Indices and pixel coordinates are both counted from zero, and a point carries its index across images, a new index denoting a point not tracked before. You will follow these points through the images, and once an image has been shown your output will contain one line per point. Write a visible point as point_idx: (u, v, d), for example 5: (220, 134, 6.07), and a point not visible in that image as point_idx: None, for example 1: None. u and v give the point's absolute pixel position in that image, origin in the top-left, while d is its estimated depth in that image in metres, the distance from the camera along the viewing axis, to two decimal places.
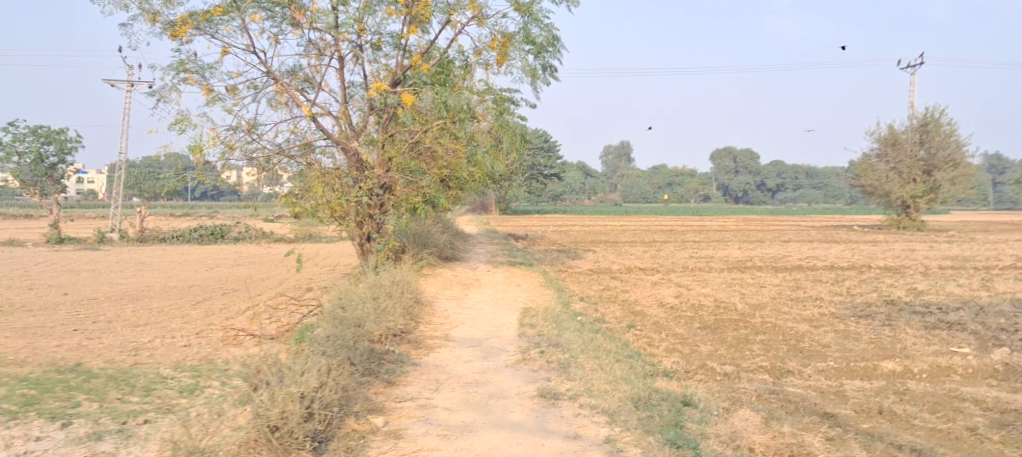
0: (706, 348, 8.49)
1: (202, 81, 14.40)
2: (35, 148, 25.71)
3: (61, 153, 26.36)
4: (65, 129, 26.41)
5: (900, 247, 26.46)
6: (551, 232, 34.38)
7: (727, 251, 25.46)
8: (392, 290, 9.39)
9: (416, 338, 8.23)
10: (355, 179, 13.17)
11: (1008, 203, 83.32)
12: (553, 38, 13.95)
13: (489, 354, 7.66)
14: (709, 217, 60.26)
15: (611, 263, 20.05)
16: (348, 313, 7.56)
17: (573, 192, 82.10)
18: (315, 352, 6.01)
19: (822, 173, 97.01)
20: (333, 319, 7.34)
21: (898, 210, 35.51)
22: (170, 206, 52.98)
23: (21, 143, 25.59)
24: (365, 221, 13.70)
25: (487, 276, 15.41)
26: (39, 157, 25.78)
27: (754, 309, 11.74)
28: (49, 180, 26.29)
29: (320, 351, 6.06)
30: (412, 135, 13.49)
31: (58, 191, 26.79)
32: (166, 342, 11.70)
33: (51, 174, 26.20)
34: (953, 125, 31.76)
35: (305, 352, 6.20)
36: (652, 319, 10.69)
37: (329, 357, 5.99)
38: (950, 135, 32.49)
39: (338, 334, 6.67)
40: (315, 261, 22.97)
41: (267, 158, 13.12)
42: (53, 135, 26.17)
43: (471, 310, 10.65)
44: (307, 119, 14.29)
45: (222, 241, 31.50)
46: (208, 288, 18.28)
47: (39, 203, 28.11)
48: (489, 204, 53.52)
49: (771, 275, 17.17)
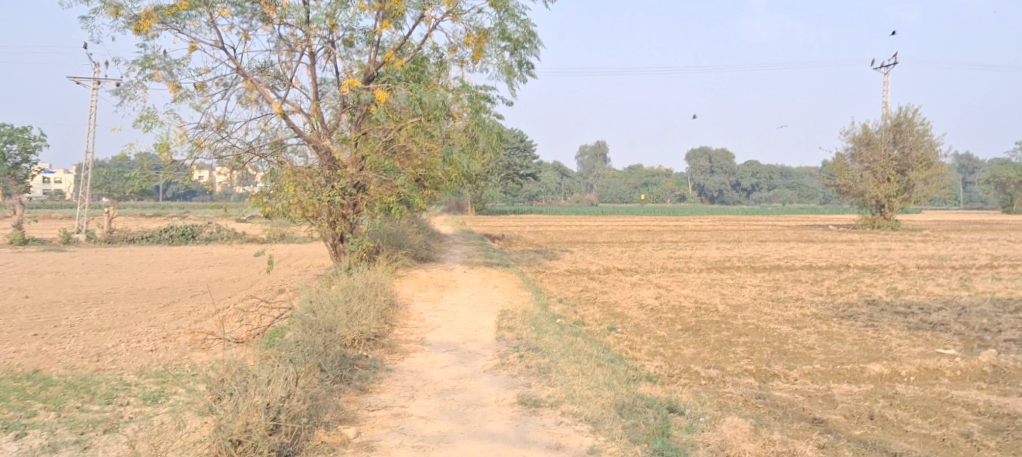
0: (689, 351, 8.29)
1: (169, 78, 13.94)
2: None
3: (26, 153, 25.59)
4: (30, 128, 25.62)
5: (875, 247, 26.64)
6: (528, 233, 34.15)
7: (705, 251, 25.43)
8: (366, 292, 9.07)
9: (390, 342, 7.92)
10: (327, 179, 12.84)
11: (977, 203, 84.91)
12: (529, 35, 13.73)
13: (467, 359, 7.39)
14: (685, 217, 60.49)
15: (589, 264, 19.87)
16: (319, 316, 7.24)
17: (549, 192, 82.07)
18: (283, 359, 5.68)
19: (796, 173, 98.01)
20: (303, 323, 7.00)
21: (872, 209, 35.83)
22: (140, 207, 51.87)
23: None
24: (338, 221, 13.39)
25: (464, 277, 15.12)
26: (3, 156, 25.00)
27: (736, 310, 11.60)
28: (13, 180, 25.45)
29: (288, 358, 5.72)
30: (386, 133, 13.21)
31: (22, 191, 26.00)
32: (130, 347, 11.26)
33: (16, 173, 25.40)
34: (926, 126, 32.06)
35: (272, 358, 5.86)
36: (632, 321, 10.49)
37: (297, 364, 5.66)
38: (922, 135, 32.81)
39: (307, 340, 6.34)
40: (288, 262, 22.49)
41: (236, 156, 12.72)
42: (17, 134, 25.42)
43: (448, 312, 10.37)
44: (278, 117, 13.91)
45: (193, 242, 30.81)
46: (177, 290, 17.77)
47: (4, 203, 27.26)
48: (466, 204, 53.20)
49: (750, 276, 17.11)
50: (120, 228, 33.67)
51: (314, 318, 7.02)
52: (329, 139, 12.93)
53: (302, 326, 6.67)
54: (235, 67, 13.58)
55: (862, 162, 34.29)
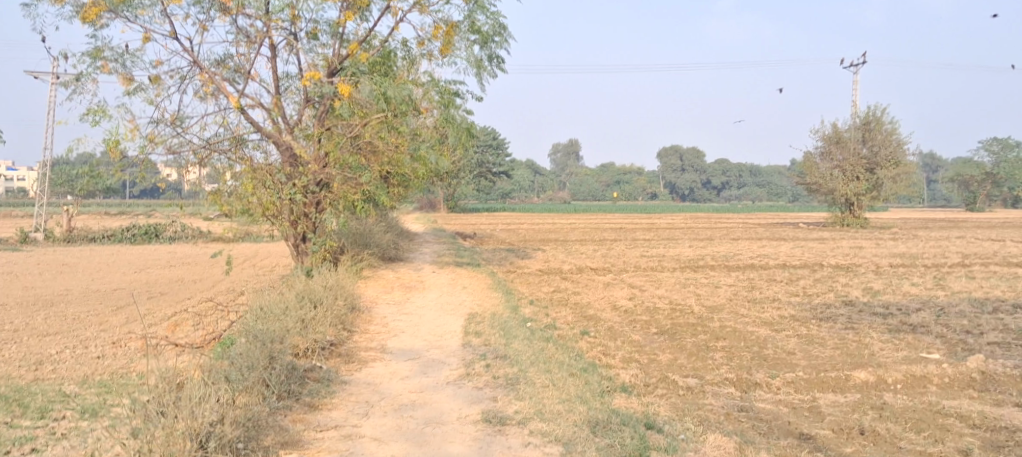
0: (665, 357, 7.88)
1: (120, 70, 13.13)
2: None
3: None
4: None
5: (845, 244, 26.67)
6: (500, 231, 33.68)
7: (678, 249, 25.19)
8: (324, 297, 8.51)
9: (348, 350, 7.38)
10: (288, 176, 12.26)
11: (941, 201, 86.52)
12: (499, 27, 13.23)
13: (429, 368, 6.88)
14: (656, 215, 60.49)
15: (561, 263, 19.46)
16: (268, 325, 6.69)
17: (521, 190, 81.75)
18: (218, 377, 5.19)
19: (766, 171, 98.91)
20: (249, 332, 6.43)
21: (841, 207, 36.01)
22: (102, 205, 50.37)
23: None
24: (300, 221, 12.74)
25: (432, 277, 14.57)
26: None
27: (712, 312, 11.25)
28: None
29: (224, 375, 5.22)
30: (351, 128, 12.43)
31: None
32: (75, 352, 10.53)
33: None
34: (895, 125, 32.18)
35: (208, 375, 5.35)
36: (606, 324, 10.06)
37: (235, 382, 5.14)
38: (892, 133, 32.92)
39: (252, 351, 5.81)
40: (252, 262, 21.71)
41: (192, 153, 12.00)
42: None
43: (412, 316, 9.84)
44: (236, 111, 13.22)
45: (155, 240, 29.81)
46: (132, 291, 16.95)
47: None
48: (438, 202, 52.59)
49: (724, 275, 16.85)
50: (78, 226, 32.48)
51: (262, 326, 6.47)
52: (291, 134, 12.31)
53: (248, 334, 6.14)
54: (190, 58, 12.84)
55: (831, 160, 34.37)
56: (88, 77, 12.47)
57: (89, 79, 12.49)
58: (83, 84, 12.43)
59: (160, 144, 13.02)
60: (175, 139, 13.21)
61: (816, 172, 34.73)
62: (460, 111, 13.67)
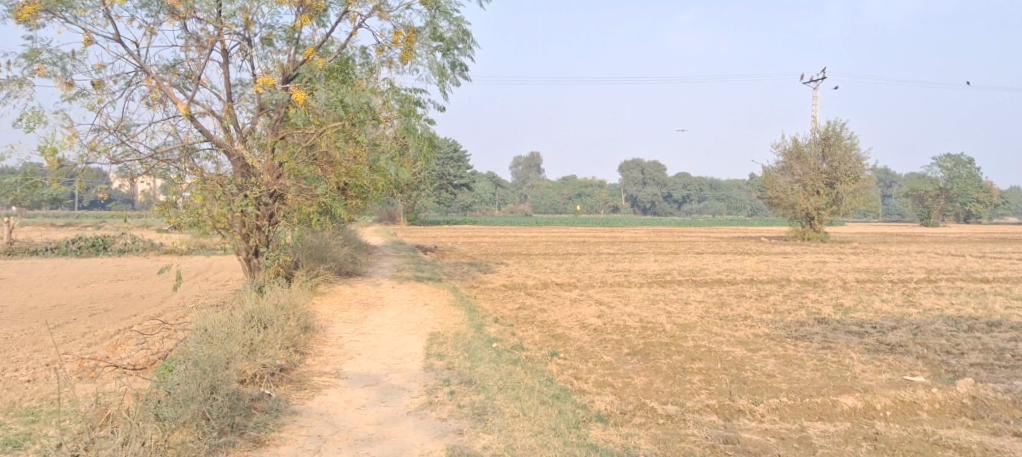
0: (640, 381, 7.45)
1: (59, 74, 12.28)
2: None
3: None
4: None
5: (808, 259, 26.77)
6: (462, 244, 33.09)
7: (643, 264, 24.95)
8: (275, 317, 7.89)
9: (299, 376, 6.78)
10: (239, 187, 11.47)
11: (894, 216, 88.61)
12: (463, 33, 12.77)
13: (389, 395, 6.31)
14: (618, 229, 60.58)
15: (526, 278, 19.00)
16: (209, 349, 6.04)
17: (483, 203, 81.29)
18: (146, 414, 4.55)
19: (725, 185, 100.23)
20: (188, 358, 5.79)
21: (802, 221, 36.33)
22: (49, 216, 48.46)
23: None
24: (251, 234, 12.00)
25: (392, 294, 13.94)
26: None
27: (684, 331, 10.89)
28: None
29: (152, 412, 4.58)
30: (306, 137, 11.92)
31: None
32: (2, 375, 9.68)
33: None
34: (854, 140, 32.59)
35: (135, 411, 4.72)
36: (575, 344, 9.61)
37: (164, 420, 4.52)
38: (851, 149, 33.34)
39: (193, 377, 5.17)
40: (204, 276, 20.79)
41: (138, 162, 11.24)
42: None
43: (370, 336, 9.26)
44: (186, 119, 12.48)
45: (103, 253, 28.52)
46: (72, 308, 15.94)
47: None
48: (399, 214, 51.81)
49: (692, 291, 16.57)
50: (19, 238, 30.96)
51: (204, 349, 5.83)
52: (243, 144, 11.62)
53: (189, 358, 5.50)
54: (136, 63, 12.07)
55: (792, 175, 34.69)
56: (22, 80, 11.60)
57: (25, 83, 11.62)
58: (18, 88, 11.56)
59: (103, 153, 12.21)
60: (120, 148, 12.41)
61: (777, 187, 35.00)
62: (421, 120, 13.08)
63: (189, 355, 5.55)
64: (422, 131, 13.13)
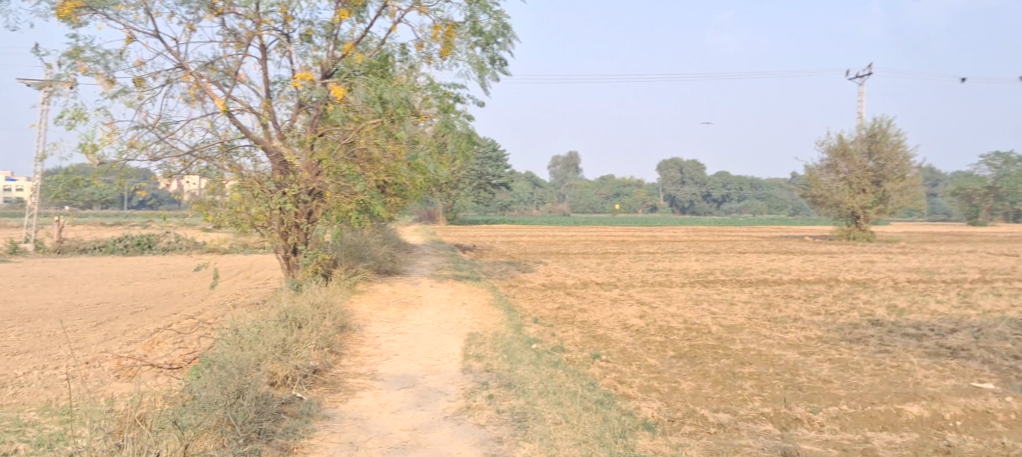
0: (687, 387, 7.11)
1: (100, 71, 12.37)
2: None
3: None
4: None
5: (855, 259, 25.88)
6: (500, 243, 32.91)
7: (684, 263, 24.38)
8: (310, 317, 7.72)
9: (335, 377, 6.60)
10: (277, 185, 11.38)
11: (943, 214, 85.78)
12: (502, 27, 12.50)
13: (425, 399, 6.07)
14: (657, 228, 59.80)
15: (565, 277, 18.66)
16: (239, 351, 5.86)
17: (520, 202, 81.12)
18: (167, 421, 4.36)
19: (765, 184, 98.21)
20: (216, 360, 5.61)
21: (847, 220, 35.23)
22: (100, 215, 49.91)
23: None
24: (290, 232, 11.90)
25: (430, 293, 13.74)
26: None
27: (731, 332, 10.45)
28: None
29: (174, 419, 4.39)
30: (345, 134, 11.79)
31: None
32: (44, 373, 9.76)
33: None
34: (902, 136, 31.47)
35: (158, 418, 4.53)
36: (618, 346, 9.27)
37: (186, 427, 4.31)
38: (898, 145, 32.20)
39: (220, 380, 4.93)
40: (245, 275, 20.96)
41: (177, 159, 11.26)
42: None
43: (408, 336, 9.06)
44: (224, 116, 12.47)
45: (148, 251, 29.04)
46: (116, 306, 16.16)
47: None
48: (437, 214, 51.90)
49: (736, 291, 16.05)
50: (69, 237, 31.76)
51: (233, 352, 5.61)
52: (282, 141, 11.54)
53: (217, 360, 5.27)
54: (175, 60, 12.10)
55: (837, 173, 33.67)
56: (64, 78, 11.71)
57: (66, 81, 11.73)
58: (59, 86, 11.67)
59: (142, 150, 12.29)
60: (159, 145, 12.47)
61: (822, 184, 33.98)
62: (460, 116, 12.85)
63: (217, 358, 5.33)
64: (461, 128, 12.89)
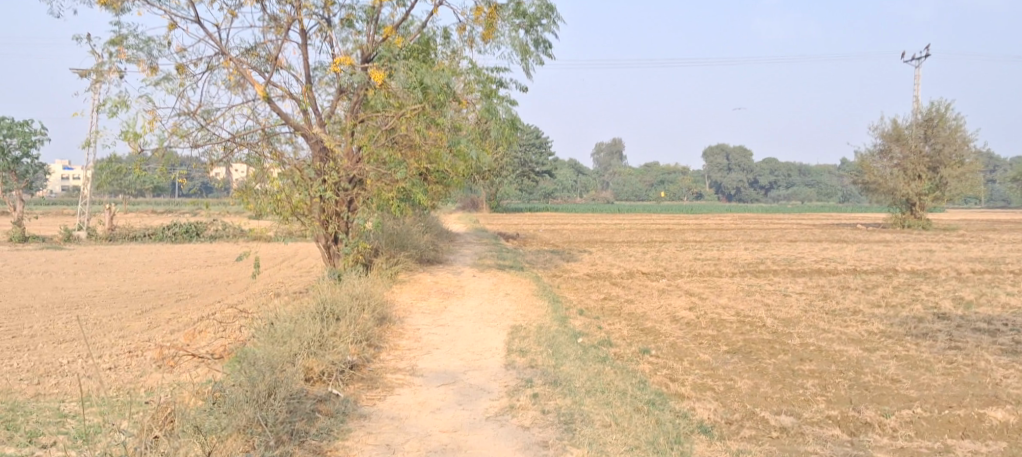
0: (744, 386, 6.70)
1: (144, 59, 12.42)
2: None
3: (25, 147, 25.60)
4: (30, 121, 25.50)
5: (913, 248, 24.78)
6: (543, 232, 32.58)
7: (733, 252, 23.64)
8: (348, 308, 7.51)
9: (373, 372, 6.36)
10: (317, 172, 11.25)
11: (1002, 202, 82.26)
12: (547, 9, 12.10)
13: (467, 397, 5.78)
14: (703, 216, 58.67)
15: (610, 267, 18.21)
16: (270, 348, 5.66)
17: (564, 190, 80.56)
18: (189, 427, 4.17)
19: (814, 170, 95.60)
20: (247, 358, 5.43)
21: (902, 208, 33.88)
22: (153, 204, 51.13)
23: None
24: (331, 220, 11.75)
25: (473, 282, 13.49)
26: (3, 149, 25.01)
27: (787, 326, 9.92)
28: (13, 175, 25.59)
29: (196, 426, 4.20)
30: (387, 120, 11.62)
31: (21, 187, 26.05)
32: (89, 364, 9.84)
33: (13, 168, 25.36)
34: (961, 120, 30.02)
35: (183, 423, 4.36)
36: (668, 340, 8.85)
37: (205, 436, 4.13)
38: (957, 130, 30.72)
39: (249, 379, 4.76)
40: (290, 263, 21.05)
41: (219, 146, 11.17)
42: (17, 128, 25.44)
43: (449, 328, 8.80)
44: (265, 103, 12.38)
45: (196, 239, 29.51)
46: (163, 294, 16.34)
47: (4, 199, 26.89)
48: (480, 202, 51.79)
49: (789, 281, 15.40)
50: (122, 225, 32.46)
51: (265, 350, 5.46)
52: (322, 128, 11.39)
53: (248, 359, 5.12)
54: (217, 46, 12.04)
55: (891, 159, 32.35)
56: (109, 66, 11.77)
57: (110, 69, 11.79)
58: (103, 73, 11.71)
59: (184, 137, 12.28)
60: (201, 133, 12.47)
61: (875, 171, 32.68)
62: (503, 101, 12.54)
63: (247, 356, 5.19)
64: (504, 113, 12.59)
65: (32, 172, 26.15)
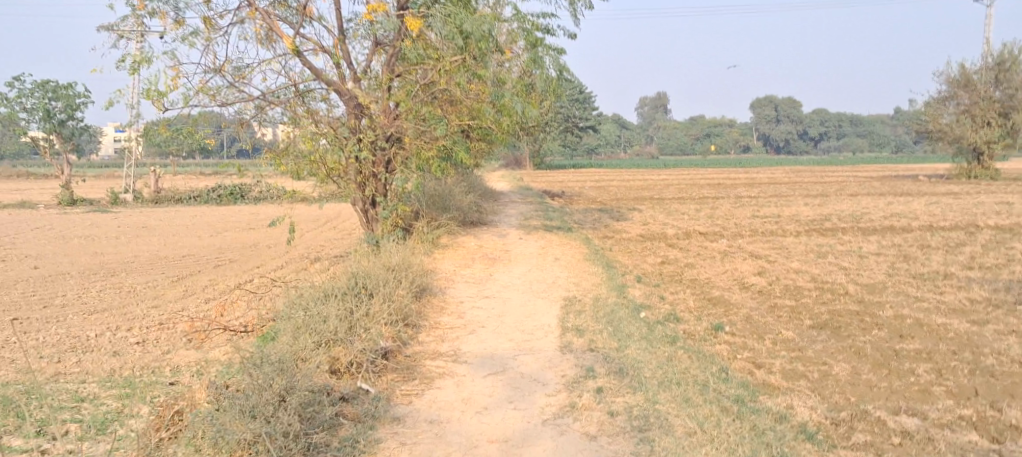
0: (842, 371, 5.69)
1: (167, 13, 11.65)
2: (42, 104, 24.73)
3: (71, 110, 25.39)
4: (73, 83, 25.27)
5: (988, 200, 22.85)
6: (589, 189, 31.39)
7: (792, 208, 22.13)
8: (383, 283, 6.72)
9: (411, 361, 5.56)
10: (352, 130, 10.34)
11: None
12: None
13: (518, 393, 4.96)
14: (752, 169, 56.50)
15: (663, 226, 17.05)
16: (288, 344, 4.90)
17: (607, 145, 78.74)
18: None
19: (867, 120, 91.27)
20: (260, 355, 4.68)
21: (968, 158, 31.57)
22: (199, 165, 51.40)
23: (28, 98, 24.56)
24: (367, 182, 10.87)
25: (519, 246, 12.61)
26: (48, 113, 24.80)
27: (873, 293, 8.77)
28: (59, 137, 25.47)
29: None
30: (425, 74, 10.68)
31: (68, 150, 25.95)
32: (115, 339, 9.38)
33: (59, 131, 25.22)
34: None
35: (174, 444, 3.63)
36: (741, 312, 7.85)
37: None
38: None
39: (255, 385, 3.97)
40: (330, 225, 20.47)
41: (249, 104, 10.36)
42: (61, 91, 25.18)
43: (496, 301, 7.95)
44: (295, 57, 11.53)
45: (240, 201, 29.25)
46: (200, 259, 15.92)
47: (52, 162, 26.85)
48: (523, 159, 50.78)
49: (862, 240, 14.06)
50: (168, 187, 32.41)
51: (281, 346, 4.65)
52: (357, 83, 10.47)
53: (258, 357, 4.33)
54: None
55: (958, 105, 30.00)
56: (130, 20, 11.03)
57: (133, 23, 11.04)
58: (125, 29, 10.99)
59: (211, 96, 11.55)
60: (231, 92, 11.76)
61: (940, 119, 30.39)
62: (549, 50, 11.41)
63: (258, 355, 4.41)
64: (550, 64, 11.47)
65: (77, 135, 25.98)
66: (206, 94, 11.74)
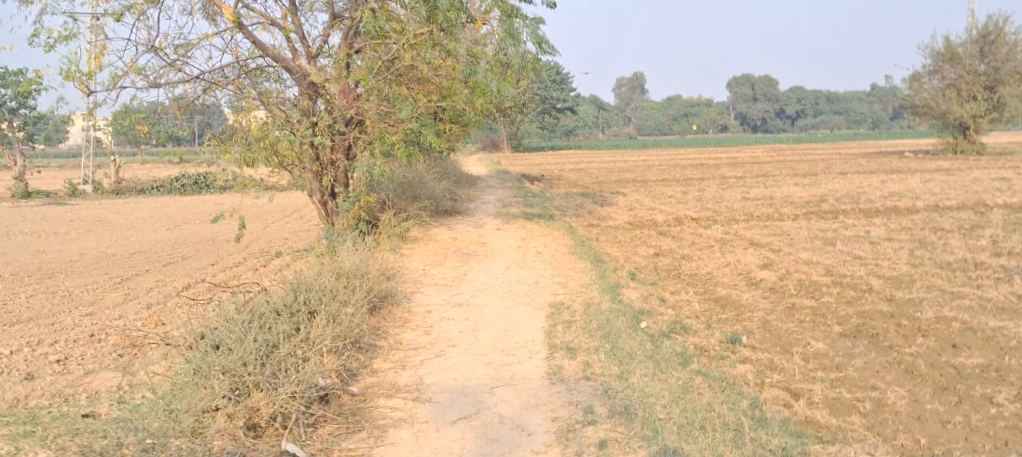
0: (900, 397, 4.60)
1: None
2: None
3: (20, 98, 23.59)
4: (23, 69, 23.46)
5: (983, 177, 21.97)
6: (569, 172, 30.21)
7: (783, 189, 21.09)
8: (330, 297, 5.52)
9: (359, 405, 4.39)
10: (303, 112, 9.00)
11: None
12: None
13: (496, 448, 3.81)
14: (732, 148, 55.65)
15: (650, 212, 15.89)
16: (193, 402, 3.81)
17: (586, 126, 77.52)
18: None
19: (843, 97, 90.80)
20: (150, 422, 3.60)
21: (955, 132, 30.70)
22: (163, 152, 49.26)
23: None
24: (323, 171, 9.53)
25: (497, 238, 11.39)
26: None
27: (900, 287, 7.67)
28: (9, 126, 23.66)
29: None
30: (387, 48, 9.38)
31: (19, 139, 24.14)
32: (32, 355, 8.04)
33: (9, 119, 23.43)
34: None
35: None
36: (757, 317, 6.73)
37: None
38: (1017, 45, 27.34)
39: None
40: (297, 216, 19.05)
41: (187, 85, 8.99)
42: (10, 77, 23.37)
43: (470, 310, 6.75)
44: (239, 31, 10.14)
45: (205, 191, 27.62)
46: (151, 256, 14.49)
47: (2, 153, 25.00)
48: (500, 141, 49.45)
49: (866, 224, 13.00)
50: (128, 177, 30.57)
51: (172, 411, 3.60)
52: (310, 60, 9.17)
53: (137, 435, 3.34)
54: None
55: (943, 79, 29.12)
56: None
57: None
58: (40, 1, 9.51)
59: (144, 75, 10.15)
60: (169, 71, 10.39)
61: (924, 93, 29.48)
62: (527, 21, 10.12)
63: (132, 432, 3.45)
64: (528, 36, 10.19)
65: (29, 123, 24.19)
66: (140, 73, 10.34)
